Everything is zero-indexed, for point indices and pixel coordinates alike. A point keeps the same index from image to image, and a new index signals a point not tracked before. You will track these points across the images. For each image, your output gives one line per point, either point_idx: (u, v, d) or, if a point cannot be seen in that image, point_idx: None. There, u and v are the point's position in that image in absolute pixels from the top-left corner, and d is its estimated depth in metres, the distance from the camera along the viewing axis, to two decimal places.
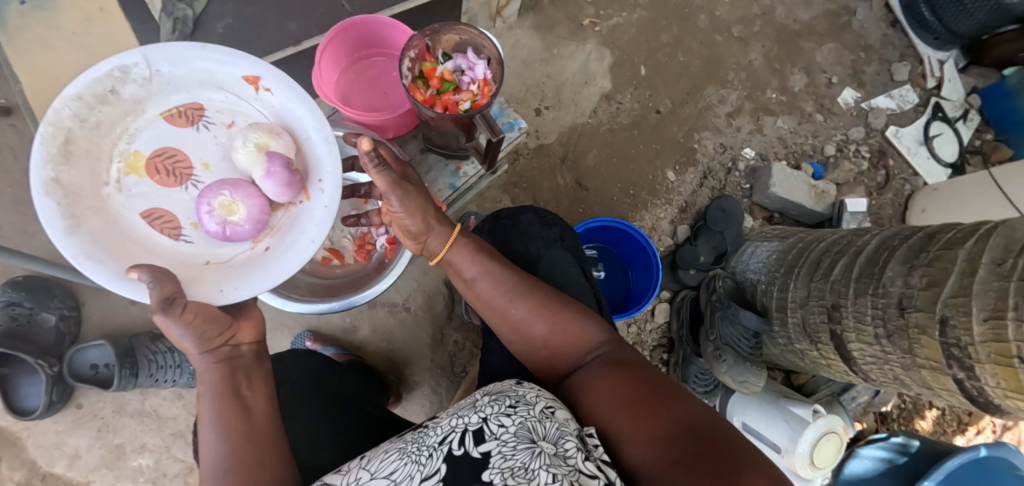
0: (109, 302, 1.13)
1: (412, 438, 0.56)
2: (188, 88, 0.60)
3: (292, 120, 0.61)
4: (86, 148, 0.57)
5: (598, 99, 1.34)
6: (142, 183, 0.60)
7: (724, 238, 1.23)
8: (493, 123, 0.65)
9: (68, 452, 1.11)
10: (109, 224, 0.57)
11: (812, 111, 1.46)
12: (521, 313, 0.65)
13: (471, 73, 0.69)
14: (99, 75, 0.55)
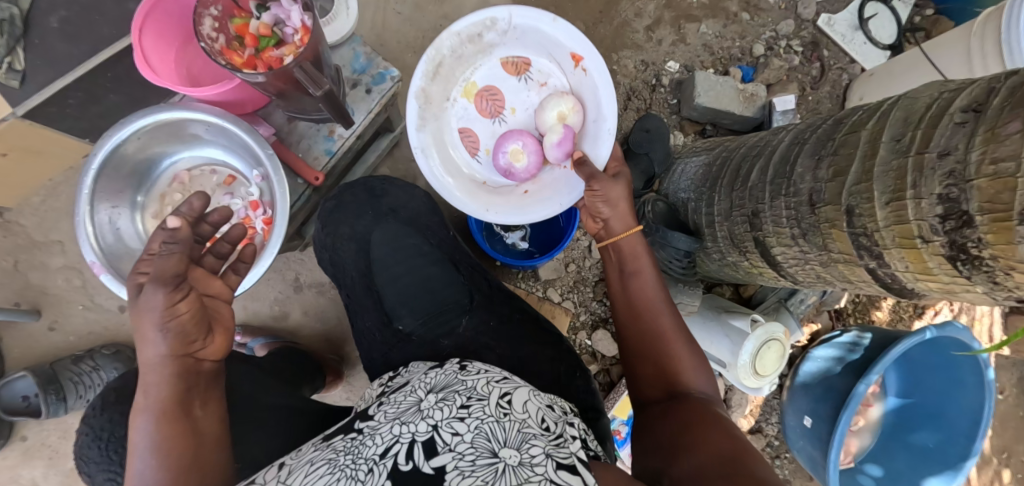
0: (27, 331, 1.08)
1: (349, 444, 0.54)
2: (524, 45, 0.94)
3: (583, 93, 0.92)
4: (444, 70, 0.93)
5: None
6: (467, 106, 0.98)
7: (652, 159, 1.17)
8: (315, 75, 0.61)
9: None
10: (437, 129, 0.96)
11: (737, 10, 1.35)
12: (661, 320, 0.71)
13: (290, 23, 0.64)
14: (476, 22, 0.89)
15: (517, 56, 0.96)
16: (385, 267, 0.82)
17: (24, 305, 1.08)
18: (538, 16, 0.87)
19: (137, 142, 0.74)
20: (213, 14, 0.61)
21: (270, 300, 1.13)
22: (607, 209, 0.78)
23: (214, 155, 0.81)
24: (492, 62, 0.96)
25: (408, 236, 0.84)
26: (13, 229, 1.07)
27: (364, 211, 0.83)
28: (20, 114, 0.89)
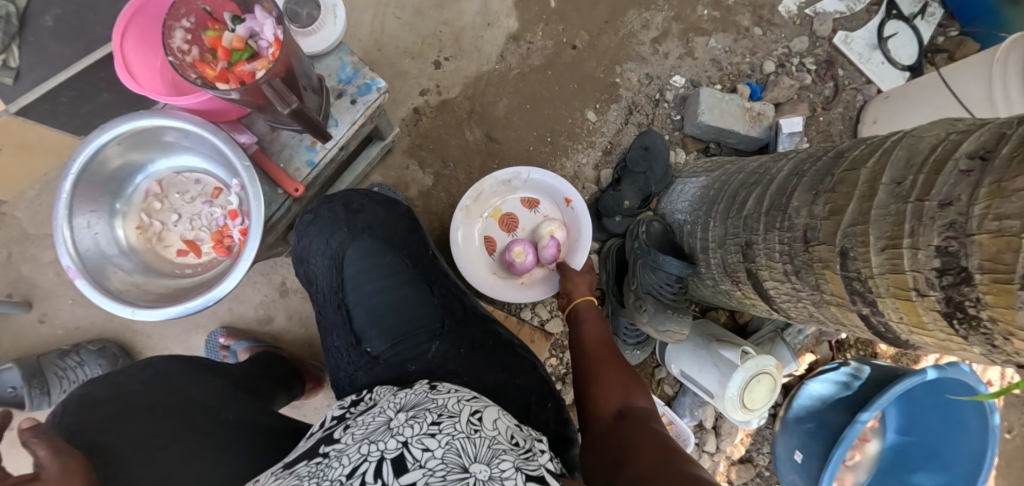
0: (17, 321, 1.09)
1: (308, 470, 0.45)
2: (540, 188, 1.12)
3: (575, 225, 1.11)
4: (477, 199, 1.10)
5: (505, 42, 1.22)
6: (490, 221, 1.14)
7: (649, 178, 1.14)
8: (285, 92, 0.60)
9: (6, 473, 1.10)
10: (466, 232, 1.11)
11: (750, 24, 1.31)
12: (610, 362, 0.77)
13: (263, 36, 0.63)
14: (507, 173, 1.08)
15: (533, 196, 1.14)
16: (356, 287, 0.74)
17: (15, 297, 1.08)
18: (552, 176, 1.08)
19: (117, 150, 0.73)
20: (185, 27, 0.60)
21: (256, 303, 1.12)
22: (570, 286, 0.98)
23: (196, 165, 0.81)
24: (515, 199, 1.14)
25: (381, 254, 0.76)
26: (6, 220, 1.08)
27: (337, 226, 0.75)
28: (12, 111, 0.90)
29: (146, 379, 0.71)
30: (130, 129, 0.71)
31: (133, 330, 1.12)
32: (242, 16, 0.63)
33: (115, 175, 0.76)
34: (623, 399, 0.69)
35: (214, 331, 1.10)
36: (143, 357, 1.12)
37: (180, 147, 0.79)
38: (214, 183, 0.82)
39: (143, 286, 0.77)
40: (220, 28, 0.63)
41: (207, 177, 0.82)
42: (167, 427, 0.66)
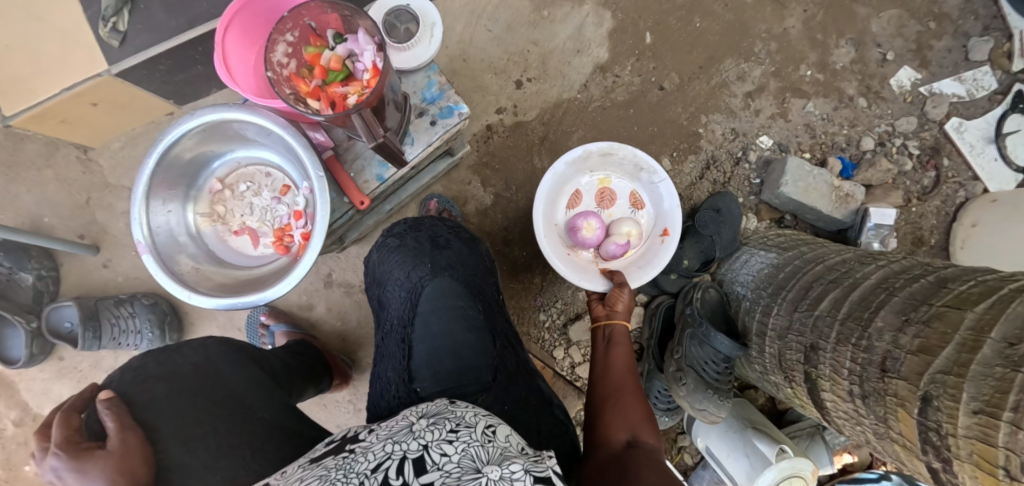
0: (83, 262, 1.15)
1: (335, 463, 0.41)
2: (653, 199, 1.05)
3: (651, 250, 1.02)
4: (602, 158, 1.04)
5: (591, 71, 1.20)
6: (591, 184, 1.07)
7: (715, 243, 1.08)
8: (373, 124, 0.58)
9: (54, 398, 1.17)
10: (567, 175, 1.04)
11: (854, 94, 1.22)
12: (628, 386, 0.72)
13: (362, 60, 0.62)
14: (645, 160, 1.01)
15: (642, 198, 1.06)
16: (426, 324, 0.66)
17: (85, 239, 1.14)
18: (674, 196, 1.00)
19: (198, 139, 0.75)
20: (290, 40, 0.60)
21: (302, 289, 1.15)
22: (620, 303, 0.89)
23: (269, 160, 0.82)
24: (631, 188, 1.07)
25: (457, 296, 0.68)
26: (91, 166, 1.14)
27: (419, 260, 0.71)
28: (112, 73, 0.92)
29: (199, 363, 0.70)
30: (211, 120, 0.72)
31: None
32: (347, 37, 0.62)
33: (193, 162, 0.78)
34: (630, 427, 0.64)
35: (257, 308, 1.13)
36: (188, 318, 1.16)
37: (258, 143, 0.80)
38: (283, 178, 0.83)
39: (204, 271, 0.78)
40: (323, 44, 0.62)
41: (278, 172, 0.83)
42: (205, 411, 0.65)
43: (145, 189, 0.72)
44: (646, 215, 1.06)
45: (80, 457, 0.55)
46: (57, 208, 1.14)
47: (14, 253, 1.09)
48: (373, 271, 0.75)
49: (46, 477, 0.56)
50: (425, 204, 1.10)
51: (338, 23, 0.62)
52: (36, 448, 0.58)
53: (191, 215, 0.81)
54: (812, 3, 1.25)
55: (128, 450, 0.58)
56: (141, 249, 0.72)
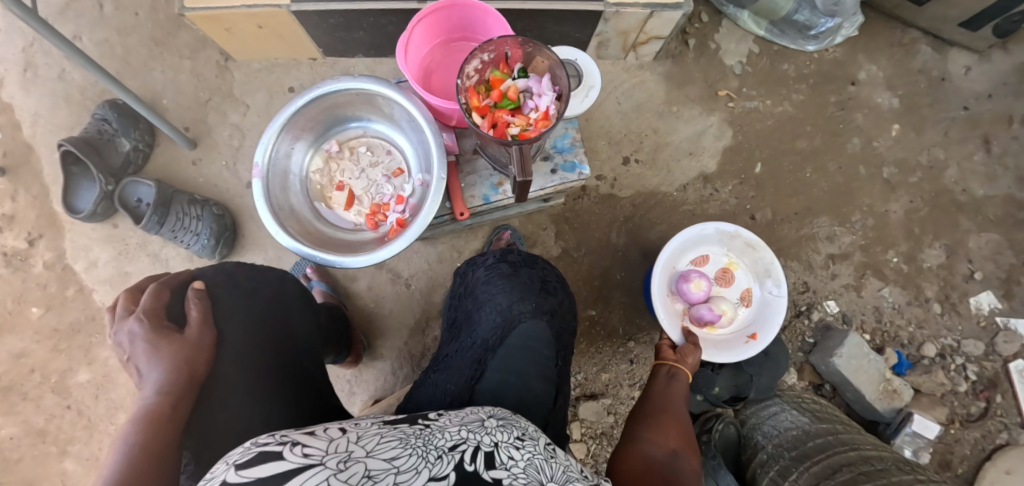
0: (175, 150, 1.20)
1: (412, 430, 0.47)
2: (761, 307, 1.00)
3: (730, 343, 0.98)
4: (744, 244, 1.01)
5: (695, 176, 1.25)
6: (720, 256, 1.05)
7: (752, 382, 1.10)
8: (526, 164, 0.62)
9: (90, 258, 1.21)
10: (709, 235, 1.02)
11: (931, 297, 1.22)
12: (680, 412, 0.74)
13: (537, 100, 0.66)
14: (778, 269, 0.98)
15: (751, 298, 1.03)
16: (506, 358, 0.62)
17: (189, 133, 1.20)
18: (780, 314, 0.96)
19: (347, 97, 0.80)
20: (484, 58, 0.66)
21: None
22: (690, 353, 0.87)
23: (394, 139, 0.87)
24: (751, 285, 1.03)
25: (547, 346, 0.64)
26: (225, 73, 1.21)
27: (527, 295, 0.67)
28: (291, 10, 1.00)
29: (273, 290, 0.71)
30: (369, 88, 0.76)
31: (249, 215, 1.19)
32: (533, 74, 0.67)
33: (331, 113, 0.82)
34: (673, 446, 0.66)
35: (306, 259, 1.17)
36: (241, 240, 1.18)
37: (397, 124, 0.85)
38: (400, 159, 0.88)
39: (297, 212, 0.82)
40: (509, 72, 0.68)
41: (397, 151, 0.88)
42: (265, 334, 0.66)
43: (283, 121, 0.76)
44: (746, 314, 1.02)
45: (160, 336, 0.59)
46: (179, 96, 1.21)
47: (126, 119, 1.15)
48: (471, 286, 0.73)
49: (122, 338, 0.60)
50: (497, 233, 1.16)
51: (529, 62, 0.67)
52: (121, 308, 0.61)
53: (306, 157, 0.85)
54: (921, 197, 1.26)
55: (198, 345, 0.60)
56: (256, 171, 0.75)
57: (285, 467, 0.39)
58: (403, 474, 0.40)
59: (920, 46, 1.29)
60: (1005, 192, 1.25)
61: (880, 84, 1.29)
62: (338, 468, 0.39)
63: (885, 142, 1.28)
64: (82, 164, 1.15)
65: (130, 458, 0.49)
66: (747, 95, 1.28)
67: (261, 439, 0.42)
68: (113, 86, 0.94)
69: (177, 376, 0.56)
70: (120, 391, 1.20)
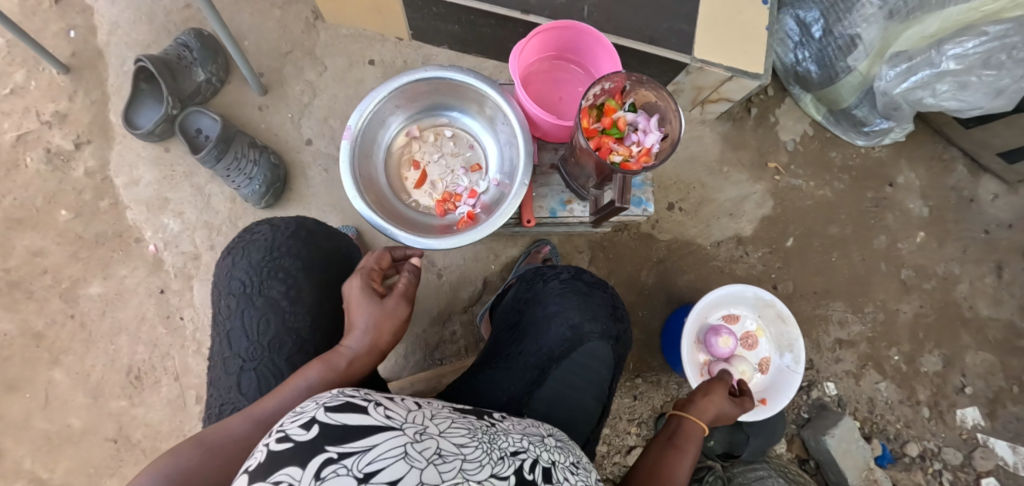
0: (245, 92, 1.21)
1: (479, 425, 0.53)
2: (775, 377, 1.07)
3: (740, 404, 1.04)
4: (775, 316, 1.07)
5: (730, 236, 1.30)
6: (748, 321, 1.10)
7: (748, 442, 1.13)
8: (626, 192, 0.67)
9: (132, 175, 1.20)
10: (742, 298, 1.09)
11: (922, 400, 1.28)
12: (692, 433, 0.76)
13: (641, 135, 0.72)
14: (800, 347, 1.04)
15: (767, 367, 1.08)
16: (565, 370, 0.71)
17: (263, 78, 1.21)
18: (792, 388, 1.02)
19: (450, 85, 0.83)
20: (607, 87, 0.70)
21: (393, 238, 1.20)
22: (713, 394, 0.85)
23: (480, 135, 0.91)
24: (771, 355, 1.09)
25: (602, 368, 0.72)
26: (312, 31, 1.23)
27: (597, 317, 0.73)
28: None
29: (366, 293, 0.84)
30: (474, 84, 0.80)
31: (302, 171, 1.20)
32: (642, 112, 0.73)
33: (430, 95, 0.86)
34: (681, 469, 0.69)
35: (347, 227, 1.18)
36: (288, 193, 1.19)
37: (488, 124, 0.88)
38: (481, 156, 0.92)
39: (374, 180, 0.85)
40: (621, 103, 0.73)
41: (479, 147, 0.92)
42: None
43: (387, 93, 0.79)
44: (759, 381, 1.08)
45: (364, 349, 0.63)
46: (262, 41, 1.22)
47: (207, 50, 1.16)
48: (538, 293, 0.77)
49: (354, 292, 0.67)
50: (537, 245, 1.19)
51: (641, 98, 0.72)
52: (370, 268, 0.70)
53: (394, 130, 0.88)
54: (930, 304, 1.32)
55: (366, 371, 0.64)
56: (348, 134, 0.77)
57: (370, 425, 0.45)
58: (469, 462, 0.45)
59: (957, 166, 1.37)
60: (1008, 318, 1.31)
61: (914, 192, 1.36)
62: (414, 438, 0.45)
63: (909, 246, 1.34)
64: (153, 83, 1.16)
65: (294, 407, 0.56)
66: (794, 173, 1.34)
67: (346, 393, 0.50)
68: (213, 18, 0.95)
69: (341, 383, 0.61)
70: (128, 313, 1.18)
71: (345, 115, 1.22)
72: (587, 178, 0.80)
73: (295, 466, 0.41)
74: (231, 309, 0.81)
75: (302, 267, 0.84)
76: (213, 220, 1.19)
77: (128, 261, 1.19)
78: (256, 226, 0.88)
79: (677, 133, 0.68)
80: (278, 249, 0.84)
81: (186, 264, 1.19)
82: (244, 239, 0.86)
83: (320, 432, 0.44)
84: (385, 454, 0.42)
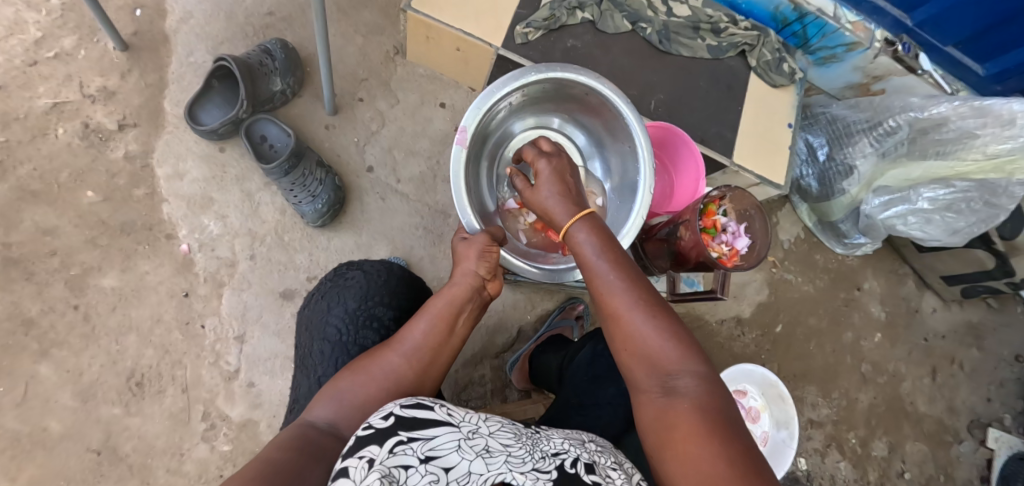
0: (315, 109, 1.23)
1: (525, 431, 0.51)
2: (769, 448, 1.20)
3: None
4: (776, 395, 1.23)
5: (731, 317, 1.49)
6: (753, 397, 1.22)
7: None
8: (726, 286, 0.85)
9: (178, 169, 1.15)
10: (751, 376, 1.24)
11: (872, 480, 1.47)
12: (638, 321, 0.57)
13: (730, 237, 0.89)
14: (792, 423, 1.20)
15: (762, 438, 1.20)
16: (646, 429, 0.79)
17: (335, 99, 1.23)
18: (784, 457, 1.18)
19: (573, 87, 0.90)
20: (713, 195, 0.86)
21: (439, 275, 1.21)
22: (549, 205, 0.71)
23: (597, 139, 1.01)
24: (768, 427, 1.21)
25: None
26: (390, 64, 1.28)
27: None
28: (498, 52, 1.14)
29: None
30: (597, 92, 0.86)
31: (359, 195, 1.21)
32: (732, 219, 0.89)
33: (557, 98, 0.97)
34: (661, 370, 0.55)
35: (396, 258, 1.19)
36: (344, 214, 1.20)
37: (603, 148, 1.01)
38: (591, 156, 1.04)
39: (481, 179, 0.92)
40: (718, 206, 0.89)
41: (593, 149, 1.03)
42: None
43: (508, 91, 0.83)
44: None
45: (444, 323, 0.65)
46: (340, 63, 1.26)
47: (289, 62, 1.17)
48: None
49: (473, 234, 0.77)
50: (573, 302, 1.26)
51: (732, 206, 0.90)
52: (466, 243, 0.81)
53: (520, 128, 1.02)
54: (882, 396, 1.54)
55: (447, 349, 0.65)
56: (460, 138, 0.80)
57: (432, 419, 0.47)
58: (514, 458, 0.44)
59: (908, 280, 1.63)
60: (939, 415, 1.55)
61: (876, 298, 1.60)
62: (467, 434, 0.46)
63: (869, 344, 1.57)
64: (225, 84, 1.15)
65: (410, 355, 0.61)
66: (787, 267, 1.55)
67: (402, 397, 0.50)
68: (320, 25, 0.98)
69: (424, 358, 0.61)
70: (142, 312, 1.11)
71: (410, 149, 1.25)
72: (671, 261, 0.95)
73: (372, 445, 0.42)
74: (325, 358, 0.67)
75: (396, 319, 0.72)
76: (257, 228, 1.16)
77: (154, 257, 1.12)
78: (346, 270, 0.76)
79: (764, 245, 0.86)
80: (372, 296, 0.72)
81: (219, 270, 1.14)
82: (332, 285, 0.74)
83: (395, 420, 0.45)
84: (443, 446, 0.43)
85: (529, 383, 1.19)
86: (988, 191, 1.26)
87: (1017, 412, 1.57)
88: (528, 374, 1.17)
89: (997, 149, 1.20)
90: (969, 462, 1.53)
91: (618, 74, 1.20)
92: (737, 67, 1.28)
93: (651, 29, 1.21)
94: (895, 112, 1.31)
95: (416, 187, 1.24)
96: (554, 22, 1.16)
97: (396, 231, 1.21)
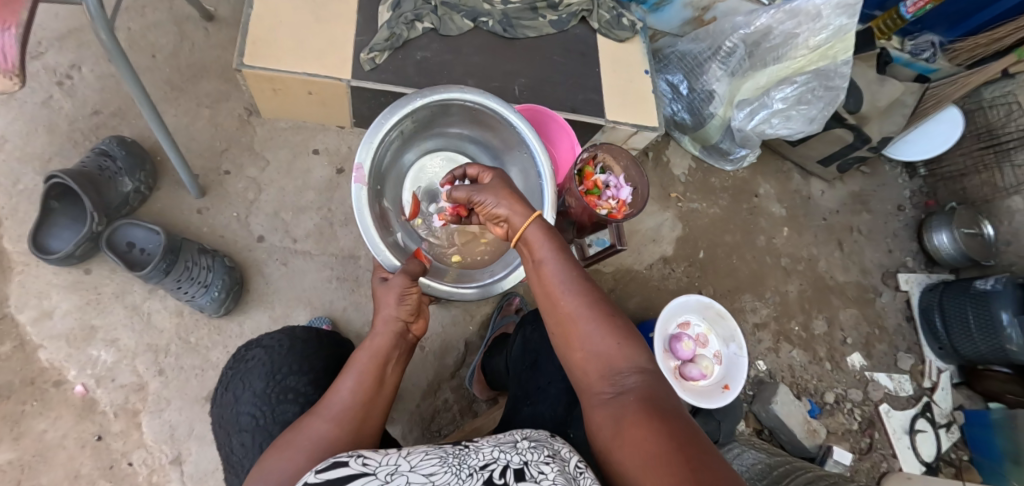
0: (179, 196, 1.15)
1: (453, 450, 0.48)
2: (727, 361, 1.28)
3: (709, 390, 1.22)
4: (717, 315, 1.30)
5: (658, 259, 1.57)
6: (699, 324, 1.30)
7: (720, 427, 1.29)
8: (621, 236, 0.89)
9: (44, 308, 1.03)
10: (692, 305, 1.30)
11: (823, 357, 1.61)
12: (588, 322, 0.57)
13: (614, 191, 0.93)
14: (738, 335, 1.27)
15: (718, 356, 1.28)
16: None
17: (199, 179, 1.16)
18: (739, 367, 1.25)
19: (459, 105, 0.89)
20: (586, 156, 0.90)
21: (369, 319, 1.18)
22: (504, 206, 0.65)
23: (494, 156, 1.01)
24: (720, 344, 1.29)
25: None
26: (247, 127, 1.22)
27: None
28: (351, 84, 1.12)
29: None
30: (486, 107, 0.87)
31: (258, 269, 1.15)
32: (611, 174, 0.93)
33: (453, 121, 0.97)
34: (611, 370, 0.55)
35: (320, 318, 1.13)
36: (249, 292, 1.13)
37: (499, 155, 1.00)
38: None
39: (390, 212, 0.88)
40: (594, 167, 0.93)
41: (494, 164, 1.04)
42: None
43: (396, 121, 0.81)
44: (719, 370, 1.27)
45: (372, 375, 0.60)
46: (191, 142, 1.18)
47: (133, 157, 1.08)
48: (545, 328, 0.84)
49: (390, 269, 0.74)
50: (508, 298, 1.27)
51: (606, 165, 0.95)
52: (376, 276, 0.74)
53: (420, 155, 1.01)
54: (806, 281, 1.68)
55: (380, 403, 0.60)
56: (358, 176, 0.76)
57: (347, 476, 0.43)
58: None
59: (793, 174, 1.79)
60: (857, 280, 1.72)
61: (772, 198, 1.74)
62: (385, 480, 0.43)
63: (780, 240, 1.71)
64: (66, 200, 1.04)
65: (341, 419, 0.56)
66: (690, 198, 1.65)
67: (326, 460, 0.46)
68: (150, 114, 0.92)
69: (356, 416, 0.57)
70: (54, 475, 0.98)
71: (297, 206, 1.20)
72: (570, 231, 0.99)
73: None
74: (248, 450, 0.63)
75: (314, 382, 0.68)
76: (157, 340, 1.07)
77: (47, 412, 1.00)
78: (246, 352, 0.71)
79: (643, 188, 0.91)
80: (280, 369, 0.68)
81: (128, 399, 1.03)
82: (234, 373, 0.69)
83: None
84: None
85: (491, 391, 1.18)
86: (824, 78, 1.39)
87: (914, 253, 1.78)
88: (487, 382, 1.15)
89: (817, 40, 1.35)
90: (893, 309, 1.72)
91: (476, 73, 1.22)
92: (582, 33, 1.34)
93: (492, 21, 1.24)
94: (729, 33, 1.42)
95: (316, 242, 1.19)
96: (397, 39, 1.15)
97: (311, 291, 1.16)
